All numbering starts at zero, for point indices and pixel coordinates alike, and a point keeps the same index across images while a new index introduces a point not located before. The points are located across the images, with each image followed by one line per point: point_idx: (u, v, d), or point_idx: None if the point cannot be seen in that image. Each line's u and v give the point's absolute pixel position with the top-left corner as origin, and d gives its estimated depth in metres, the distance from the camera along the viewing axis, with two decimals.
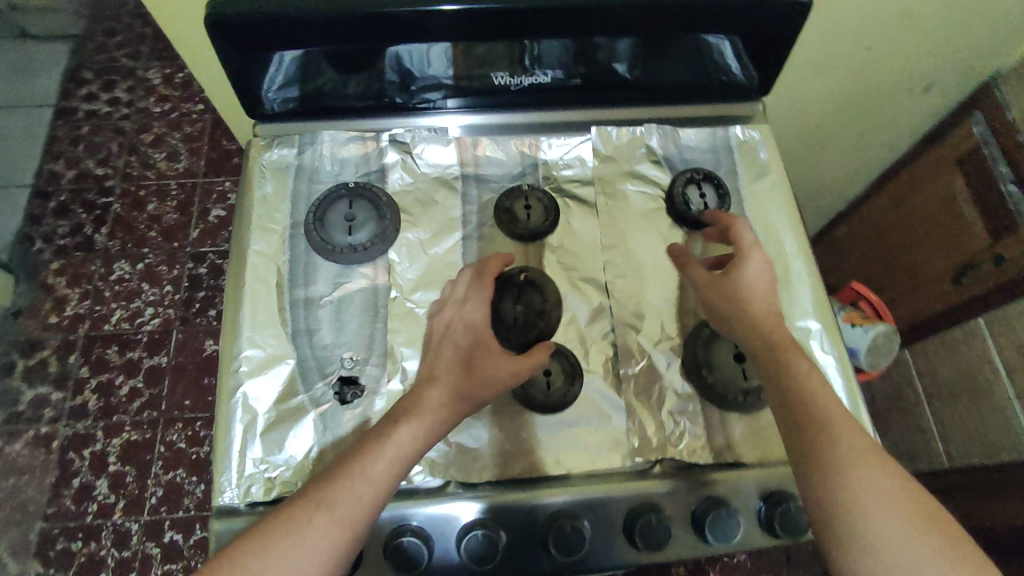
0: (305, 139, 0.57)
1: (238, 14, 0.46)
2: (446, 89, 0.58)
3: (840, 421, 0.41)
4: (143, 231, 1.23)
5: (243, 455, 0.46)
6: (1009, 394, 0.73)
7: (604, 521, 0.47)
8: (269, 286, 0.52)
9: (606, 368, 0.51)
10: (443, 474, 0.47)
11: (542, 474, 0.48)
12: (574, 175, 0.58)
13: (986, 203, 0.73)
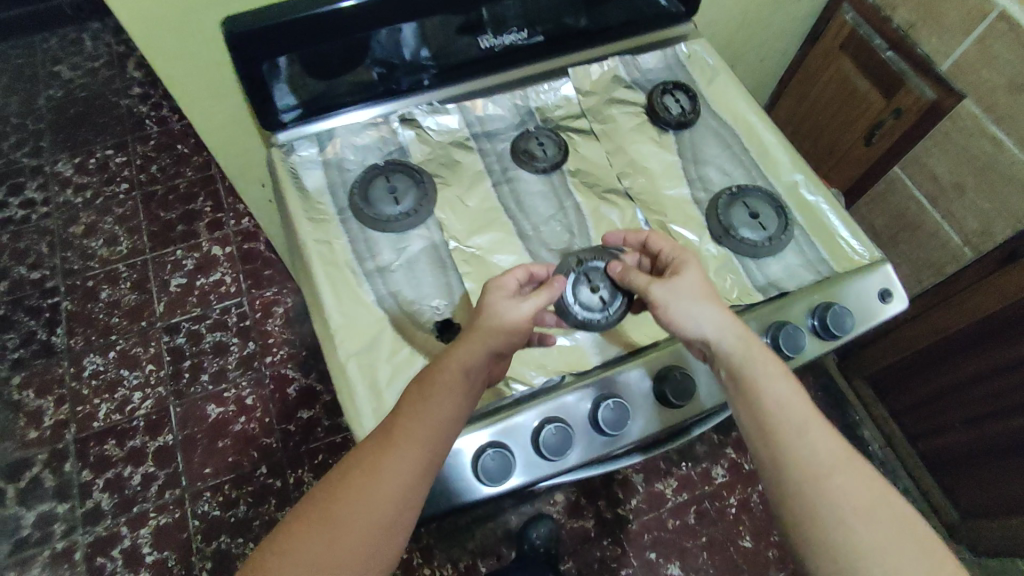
0: (323, 137, 0.62)
1: (240, 27, 0.51)
2: (432, 68, 0.63)
3: (792, 403, 0.45)
4: (105, 321, 1.19)
5: (378, 409, 0.49)
6: (937, 217, 0.88)
7: (699, 368, 0.55)
8: (341, 266, 0.55)
9: None
10: (555, 370, 0.53)
11: (636, 347, 0.55)
12: (566, 113, 0.66)
13: (875, 71, 0.88)
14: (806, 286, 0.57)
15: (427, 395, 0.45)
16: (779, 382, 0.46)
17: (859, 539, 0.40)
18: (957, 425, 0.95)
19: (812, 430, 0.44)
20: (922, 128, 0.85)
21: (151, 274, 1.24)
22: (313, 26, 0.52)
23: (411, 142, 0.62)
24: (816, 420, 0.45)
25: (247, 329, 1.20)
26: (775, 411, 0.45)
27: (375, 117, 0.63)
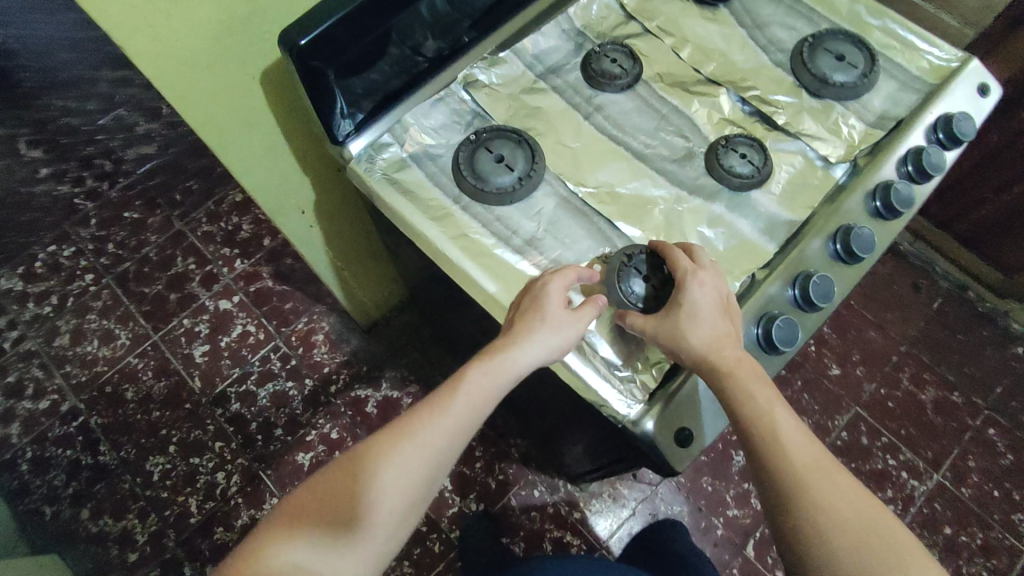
0: (397, 132, 0.57)
1: (307, 35, 0.46)
2: (473, 18, 0.57)
3: (837, 497, 0.43)
4: (147, 418, 1.10)
5: (606, 374, 0.50)
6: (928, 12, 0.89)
7: (862, 218, 0.54)
8: (492, 253, 0.52)
9: (766, 130, 0.58)
10: (745, 271, 0.52)
11: (802, 222, 0.54)
12: (613, 22, 0.62)
13: None
14: (913, 109, 0.58)
15: (467, 390, 0.47)
16: (825, 471, 0.44)
17: None
18: (990, 196, 1.03)
19: (864, 530, 0.42)
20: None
21: (169, 353, 1.15)
22: (373, 5, 0.48)
23: (484, 104, 0.58)
24: (872, 515, 0.43)
25: (297, 368, 1.13)
26: (818, 518, 0.43)
27: (435, 93, 0.58)
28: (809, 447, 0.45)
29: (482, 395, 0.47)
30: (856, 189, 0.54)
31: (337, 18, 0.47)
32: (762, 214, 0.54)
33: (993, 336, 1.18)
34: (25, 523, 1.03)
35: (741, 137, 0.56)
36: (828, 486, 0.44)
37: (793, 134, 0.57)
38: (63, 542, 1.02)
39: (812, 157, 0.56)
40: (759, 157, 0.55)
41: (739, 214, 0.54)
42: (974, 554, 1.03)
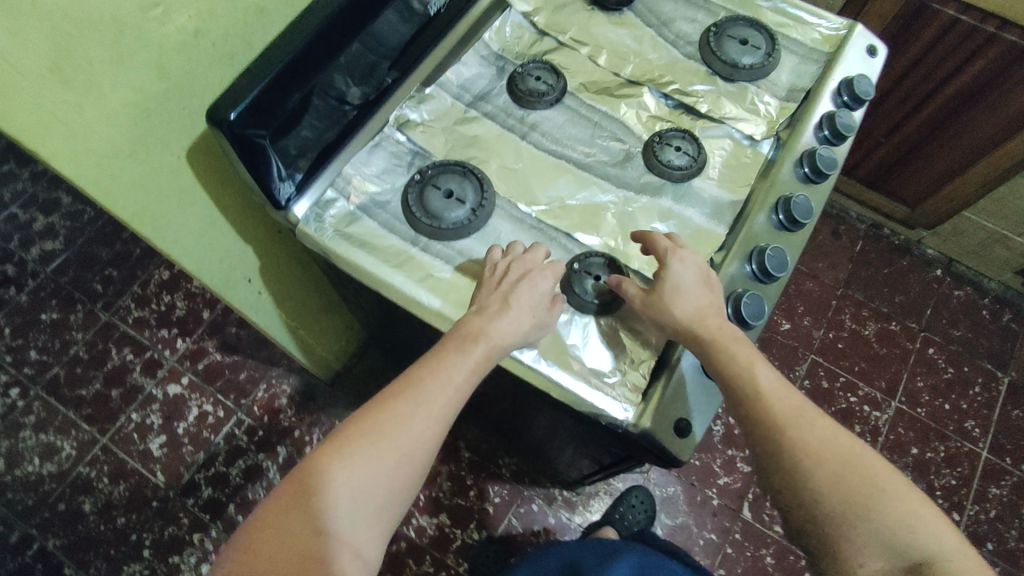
0: (340, 186, 0.56)
1: (234, 109, 0.46)
2: (392, 60, 0.57)
3: (822, 448, 0.46)
4: (111, 527, 1.02)
5: (598, 382, 0.50)
6: None
7: (796, 186, 0.58)
8: (462, 289, 0.52)
9: (692, 119, 0.61)
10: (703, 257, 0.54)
11: (743, 200, 0.57)
12: (530, 40, 0.64)
13: None
14: (816, 79, 0.62)
15: (436, 371, 0.47)
16: (813, 425, 0.47)
17: (857, 548, 0.44)
18: (882, 141, 1.13)
19: (848, 479, 0.45)
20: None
21: (122, 454, 1.07)
22: (295, 67, 0.48)
23: (423, 141, 0.58)
24: (859, 465, 0.46)
25: (266, 438, 1.09)
26: (803, 472, 0.45)
27: (369, 140, 0.57)
28: (797, 405, 0.48)
29: (452, 373, 0.47)
30: (784, 160, 0.58)
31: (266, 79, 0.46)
32: (706, 201, 0.57)
33: (912, 264, 1.29)
34: None
35: (672, 132, 0.59)
36: (812, 440, 0.46)
37: (716, 119, 0.60)
38: None
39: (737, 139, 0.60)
40: (692, 147, 0.58)
41: (686, 204, 0.57)
42: (940, 465, 1.11)
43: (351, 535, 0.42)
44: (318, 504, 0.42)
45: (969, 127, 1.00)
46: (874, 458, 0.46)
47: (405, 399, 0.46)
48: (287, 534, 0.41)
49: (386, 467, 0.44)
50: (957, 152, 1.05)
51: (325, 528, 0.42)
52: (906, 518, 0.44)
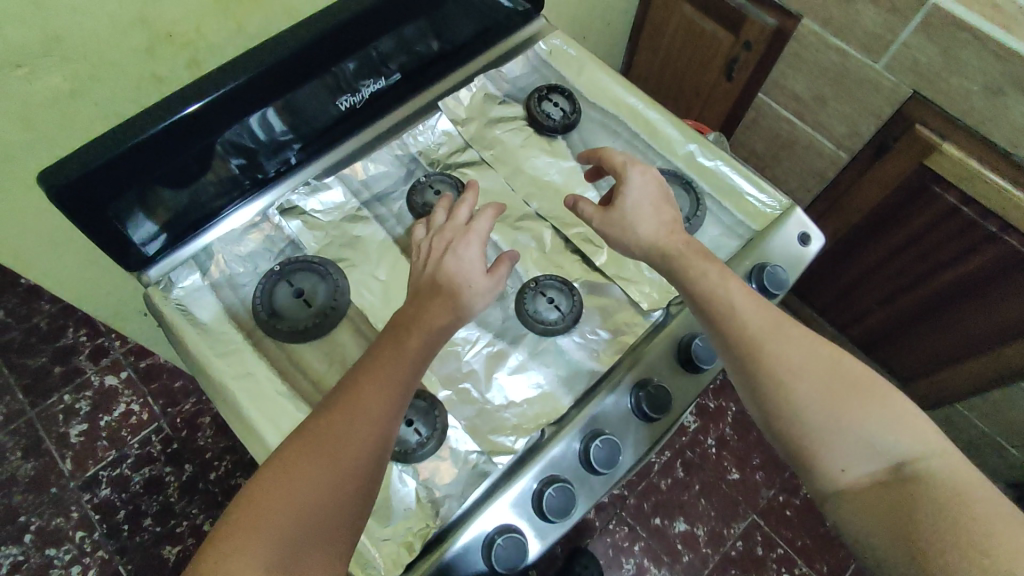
0: (201, 259, 0.55)
1: (68, 175, 0.42)
2: (295, 143, 0.56)
3: (808, 364, 0.47)
4: (7, 502, 1.04)
5: (366, 540, 0.45)
6: (808, 130, 0.92)
7: (666, 372, 0.54)
8: (274, 397, 0.50)
9: (585, 269, 0.57)
10: (534, 425, 0.50)
11: (603, 371, 0.53)
12: (451, 149, 0.62)
13: (721, 12, 0.90)
14: (732, 258, 0.57)
15: (331, 429, 0.43)
16: (802, 345, 0.48)
17: (836, 454, 0.45)
18: (875, 307, 1.05)
19: (828, 400, 0.46)
20: (772, 53, 0.87)
21: (43, 431, 1.10)
22: (156, 144, 0.44)
23: (301, 231, 0.57)
24: (846, 387, 0.46)
25: (177, 452, 1.08)
26: (785, 388, 0.47)
27: (250, 217, 0.57)
28: (789, 329, 0.49)
29: (347, 431, 0.43)
30: (661, 338, 0.54)
31: (110, 157, 0.42)
32: (562, 363, 0.53)
33: None
34: None
35: (553, 279, 0.55)
36: (795, 350, 0.48)
37: (607, 275, 0.57)
38: None
39: (620, 302, 0.56)
40: (567, 302, 0.54)
41: (540, 360, 0.53)
42: None
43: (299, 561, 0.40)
44: (257, 536, 0.40)
45: (966, 321, 0.91)
46: (868, 379, 0.47)
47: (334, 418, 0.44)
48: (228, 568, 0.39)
49: (331, 484, 0.42)
50: (955, 342, 0.95)
51: None
52: (900, 419, 0.45)
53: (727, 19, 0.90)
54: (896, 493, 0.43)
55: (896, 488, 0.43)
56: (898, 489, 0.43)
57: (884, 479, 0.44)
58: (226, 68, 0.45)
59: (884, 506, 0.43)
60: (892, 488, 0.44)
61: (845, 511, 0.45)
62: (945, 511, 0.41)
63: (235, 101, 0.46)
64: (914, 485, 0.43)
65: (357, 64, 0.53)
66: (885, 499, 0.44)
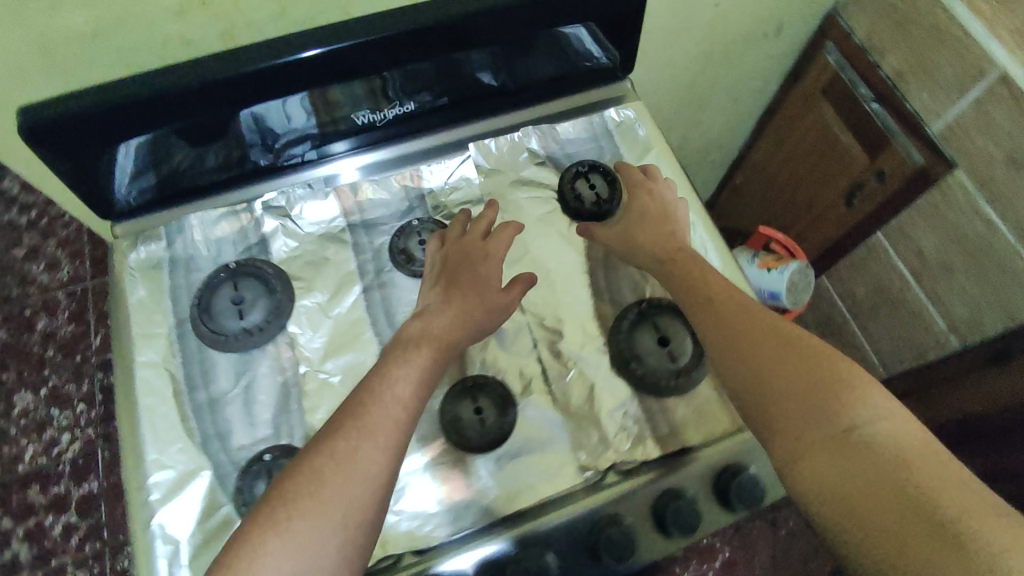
0: (171, 229, 0.53)
1: (56, 116, 0.41)
2: (313, 140, 0.54)
3: (748, 325, 0.44)
4: (40, 354, 1.15)
5: None
6: (920, 296, 0.77)
7: (569, 545, 0.46)
8: (166, 397, 0.48)
9: (539, 388, 0.49)
10: (396, 548, 0.43)
11: (499, 516, 0.45)
12: (461, 197, 0.56)
13: (857, 125, 0.76)
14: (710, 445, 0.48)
15: (291, 521, 0.36)
16: (728, 323, 0.44)
17: (781, 428, 0.39)
18: None
19: (773, 382, 0.41)
20: (905, 195, 0.73)
21: (89, 304, 1.19)
22: (151, 107, 0.43)
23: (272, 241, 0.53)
24: (789, 367, 0.40)
25: None
26: (727, 364, 0.43)
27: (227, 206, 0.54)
28: (729, 312, 0.45)
29: (305, 525, 0.36)
30: (581, 505, 0.46)
31: (107, 107, 0.42)
32: (454, 487, 0.45)
33: None
34: None
35: (494, 388, 0.48)
36: (748, 313, 0.44)
37: (556, 408, 0.48)
38: None
39: (548, 440, 0.47)
40: (495, 419, 0.47)
41: (433, 475, 0.46)
42: None
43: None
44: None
45: None
46: (826, 351, 0.41)
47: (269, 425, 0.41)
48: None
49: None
50: None
51: None
52: (853, 387, 0.38)
53: (864, 135, 0.76)
54: (859, 461, 0.36)
55: (847, 459, 0.36)
56: (856, 461, 0.36)
57: (846, 450, 0.36)
58: (251, 53, 0.44)
59: (846, 480, 0.36)
60: (844, 453, 0.36)
61: (807, 495, 0.37)
62: (919, 486, 0.34)
63: (243, 83, 0.44)
64: (872, 450, 0.36)
65: (411, 75, 0.49)
66: (842, 475, 0.36)
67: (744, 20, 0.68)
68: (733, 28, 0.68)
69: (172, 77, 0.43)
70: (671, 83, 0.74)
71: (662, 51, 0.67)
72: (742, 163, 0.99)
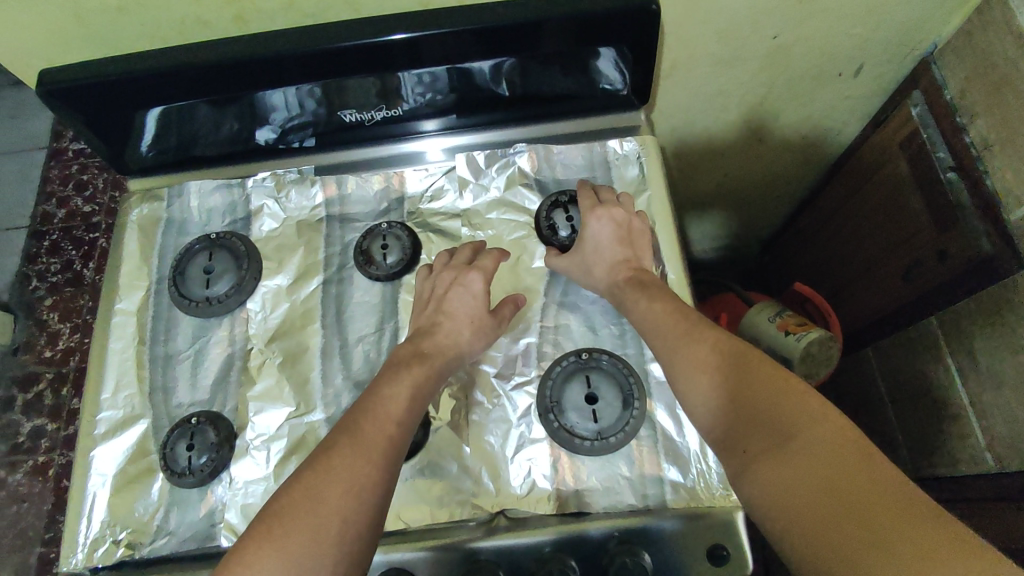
0: (344, 165, 0.61)
1: (321, 44, 0.47)
2: (490, 106, 0.58)
3: (702, 366, 0.45)
4: (92, 248, 1.18)
5: (256, 481, 0.49)
6: (963, 397, 0.71)
7: (671, 553, 0.46)
8: (300, 308, 0.55)
9: (656, 403, 0.50)
10: (492, 507, 0.47)
11: (583, 512, 0.48)
12: (639, 178, 0.58)
13: (929, 190, 0.71)
14: None
15: (368, 401, 0.46)
16: (738, 354, 0.45)
17: (771, 467, 0.40)
18: None
19: (761, 398, 0.42)
20: (968, 282, 0.68)
21: None
22: (413, 56, 0.49)
23: (479, 197, 0.58)
24: (774, 389, 0.42)
25: None
26: (686, 378, 0.46)
27: (449, 161, 0.60)
28: (700, 332, 0.47)
29: (388, 404, 0.46)
30: (679, 515, 0.47)
31: (374, 42, 0.48)
32: (561, 472, 0.49)
33: None
34: (19, 282, 1.17)
35: (607, 401, 0.50)
36: (717, 354, 0.45)
37: (656, 436, 0.49)
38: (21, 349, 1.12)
39: (661, 460, 0.48)
40: (611, 420, 0.49)
41: (546, 451, 0.49)
42: None
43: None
44: (276, 563, 0.38)
45: None
46: (800, 386, 0.42)
47: (451, 351, 0.51)
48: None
49: (345, 516, 0.41)
50: None
51: (320, 557, 0.39)
52: (815, 427, 0.40)
53: (934, 204, 0.71)
54: (837, 473, 0.37)
55: (837, 470, 0.37)
56: (837, 470, 0.38)
57: (799, 461, 0.39)
58: (499, 10, 0.48)
59: (816, 485, 0.38)
60: (851, 461, 0.38)
61: (757, 508, 0.40)
62: (889, 506, 0.35)
63: (494, 39, 0.48)
64: (873, 466, 0.37)
65: (597, 63, 0.53)
66: (805, 484, 0.38)
67: (804, 60, 0.67)
68: (795, 67, 0.68)
69: (429, 22, 0.48)
70: (727, 118, 0.76)
71: (711, 79, 0.68)
72: (812, 203, 0.96)
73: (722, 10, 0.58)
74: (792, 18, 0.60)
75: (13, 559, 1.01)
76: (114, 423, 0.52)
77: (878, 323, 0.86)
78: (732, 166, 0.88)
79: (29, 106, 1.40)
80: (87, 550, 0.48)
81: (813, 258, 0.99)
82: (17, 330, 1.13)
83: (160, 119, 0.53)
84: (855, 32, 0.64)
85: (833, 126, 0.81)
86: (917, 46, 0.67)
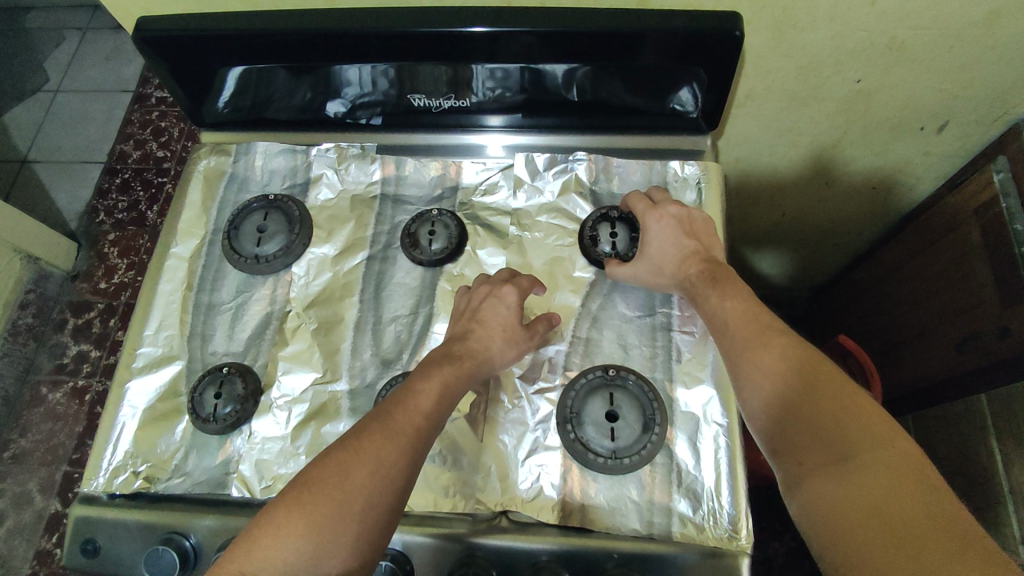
0: (404, 147, 0.62)
1: (397, 27, 0.48)
2: (555, 110, 0.58)
3: (769, 372, 0.44)
4: (157, 191, 1.23)
5: (273, 438, 0.51)
6: (1004, 486, 0.69)
7: None
8: (338, 281, 0.56)
9: (678, 432, 0.49)
10: (495, 507, 0.47)
11: (586, 528, 0.47)
12: (695, 203, 0.57)
13: (1001, 262, 0.67)
14: None
15: (409, 388, 0.46)
16: (801, 364, 0.44)
17: (824, 479, 0.39)
18: None
19: (819, 411, 0.41)
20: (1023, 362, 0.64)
21: None
22: (486, 50, 0.50)
23: (531, 198, 0.58)
24: (842, 406, 0.41)
25: None
26: (746, 377, 0.45)
27: (507, 158, 0.60)
28: (770, 337, 0.46)
29: (422, 395, 0.46)
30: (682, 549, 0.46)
31: (448, 31, 0.48)
32: (570, 484, 0.48)
33: None
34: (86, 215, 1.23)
35: (624, 423, 0.49)
36: (783, 360, 0.44)
37: (671, 465, 0.48)
38: (80, 276, 1.18)
39: (673, 491, 0.47)
40: (626, 442, 0.48)
41: (558, 460, 0.49)
42: None
43: (338, 553, 0.39)
44: (305, 529, 0.39)
45: None
46: (868, 406, 0.41)
47: (483, 356, 0.50)
48: (271, 551, 0.38)
49: (370, 496, 0.40)
50: None
51: (346, 526, 0.39)
52: (876, 449, 0.38)
53: (1005, 278, 0.67)
54: (886, 498, 0.36)
55: (890, 493, 0.36)
56: (883, 492, 0.37)
57: (853, 479, 0.38)
58: (577, 15, 0.48)
59: (862, 503, 0.37)
60: (907, 488, 0.36)
61: (806, 519, 0.39)
62: (930, 535, 0.34)
63: (568, 44, 0.48)
64: (931, 499, 0.36)
65: (670, 81, 0.52)
66: (856, 502, 0.37)
67: (886, 108, 0.64)
68: (875, 115, 0.66)
69: (505, 19, 0.48)
70: (794, 157, 0.74)
71: (784, 117, 0.66)
72: (872, 255, 0.93)
73: (807, 47, 0.56)
74: (876, 65, 0.58)
75: (40, 473, 1.06)
76: (151, 360, 0.54)
77: (923, 392, 0.82)
78: (793, 207, 0.85)
79: (125, 51, 1.48)
80: (107, 476, 0.50)
81: (865, 312, 0.95)
82: (77, 259, 1.19)
83: (239, 79, 0.56)
84: (943, 87, 0.61)
85: (908, 181, 0.77)
86: (1010, 110, 0.63)
